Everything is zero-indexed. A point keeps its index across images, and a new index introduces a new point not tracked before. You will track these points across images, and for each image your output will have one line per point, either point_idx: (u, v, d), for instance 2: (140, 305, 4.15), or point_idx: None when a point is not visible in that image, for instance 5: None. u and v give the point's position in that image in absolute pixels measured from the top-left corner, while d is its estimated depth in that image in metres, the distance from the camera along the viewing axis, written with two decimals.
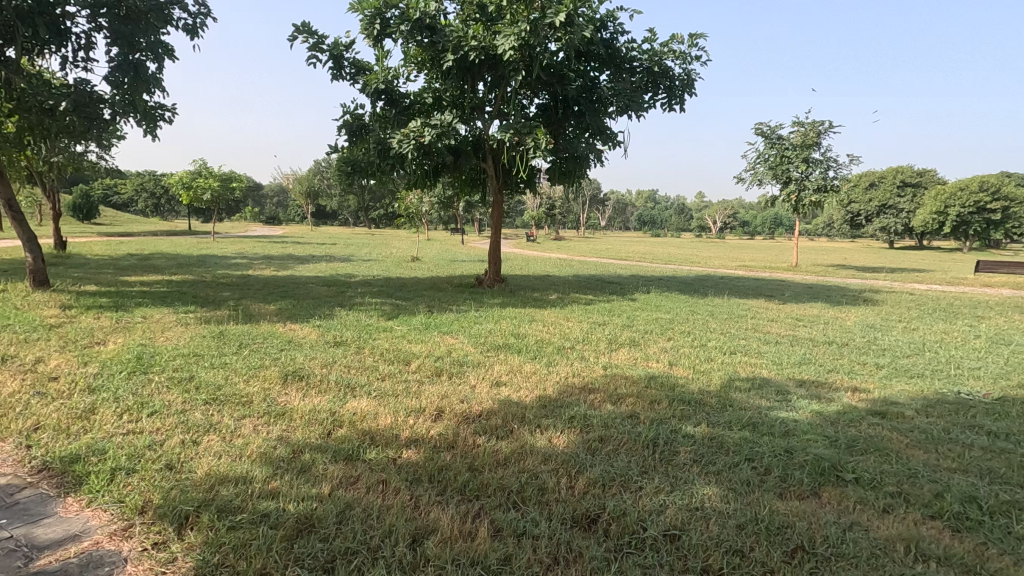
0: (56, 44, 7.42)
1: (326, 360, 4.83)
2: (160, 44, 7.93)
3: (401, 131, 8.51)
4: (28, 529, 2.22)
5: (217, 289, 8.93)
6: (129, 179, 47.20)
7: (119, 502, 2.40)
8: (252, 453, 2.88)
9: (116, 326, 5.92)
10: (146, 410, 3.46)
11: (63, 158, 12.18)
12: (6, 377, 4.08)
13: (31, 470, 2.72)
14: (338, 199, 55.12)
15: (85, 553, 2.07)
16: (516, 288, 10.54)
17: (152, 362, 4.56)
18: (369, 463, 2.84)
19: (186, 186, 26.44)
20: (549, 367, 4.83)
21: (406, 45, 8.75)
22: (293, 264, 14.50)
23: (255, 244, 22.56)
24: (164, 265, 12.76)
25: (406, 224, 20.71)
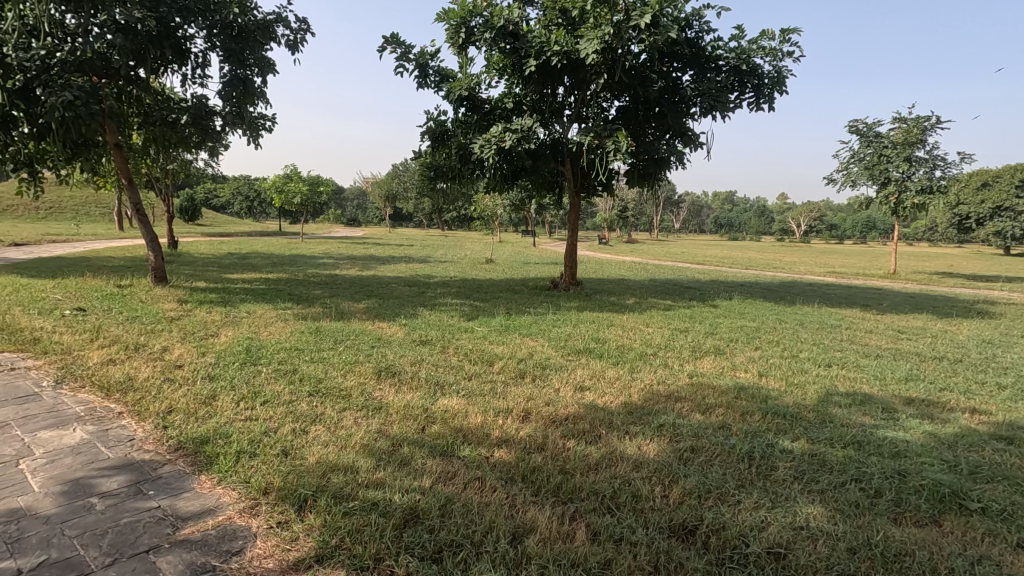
0: (178, 63, 8.22)
1: (414, 358, 5.04)
2: (266, 60, 8.60)
3: (483, 136, 8.65)
4: (172, 501, 2.50)
5: (309, 287, 9.51)
6: (228, 183, 51.08)
7: (245, 482, 2.64)
8: (356, 444, 3.08)
9: (226, 320, 6.48)
10: (260, 399, 3.76)
11: (177, 165, 13.45)
12: (139, 363, 4.58)
13: (169, 449, 3.04)
14: (415, 201, 56.90)
15: (221, 527, 2.30)
16: (592, 291, 10.51)
17: (259, 354, 4.95)
18: (464, 460, 2.95)
19: (278, 190, 28.43)
20: (632, 373, 4.78)
21: (490, 52, 8.95)
22: (375, 264, 15.17)
23: (339, 245, 23.79)
24: (261, 263, 13.77)
25: (481, 225, 21.20)
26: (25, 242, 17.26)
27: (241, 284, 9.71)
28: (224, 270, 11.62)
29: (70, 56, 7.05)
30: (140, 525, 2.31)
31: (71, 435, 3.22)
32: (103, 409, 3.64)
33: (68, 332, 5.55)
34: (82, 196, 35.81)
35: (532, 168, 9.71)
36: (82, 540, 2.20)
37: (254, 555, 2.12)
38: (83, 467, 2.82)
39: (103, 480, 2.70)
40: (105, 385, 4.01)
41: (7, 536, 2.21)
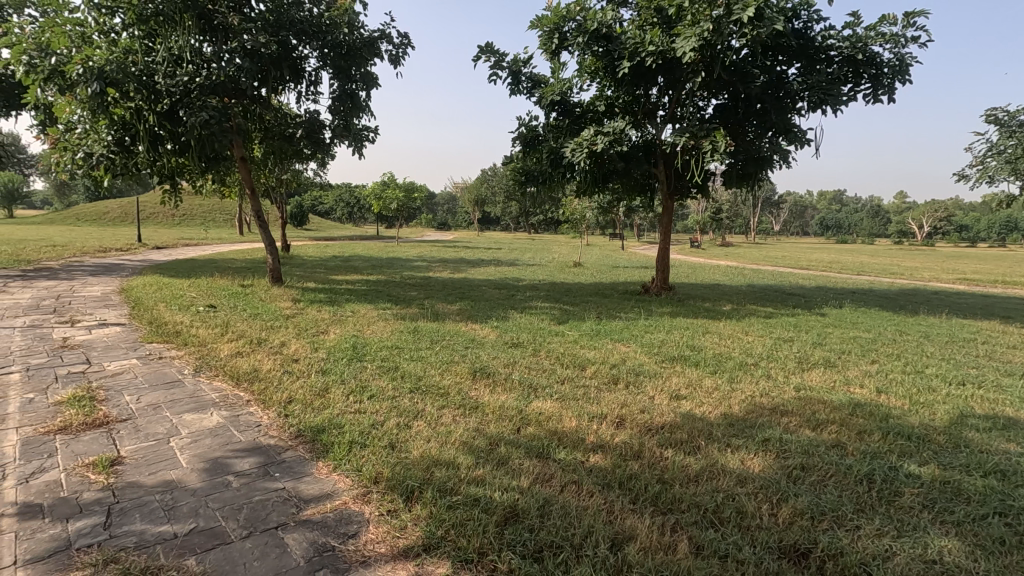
0: (294, 82, 8.98)
1: (508, 360, 5.16)
2: (371, 75, 9.18)
3: (574, 139, 8.63)
4: (295, 484, 2.75)
5: (406, 289, 10.00)
6: (332, 191, 54.76)
7: (357, 470, 2.84)
8: (455, 440, 3.20)
9: (334, 318, 6.97)
10: (367, 394, 4.02)
11: (291, 175, 14.65)
12: (263, 356, 5.06)
13: (290, 436, 3.34)
14: (502, 205, 57.84)
15: (338, 510, 2.49)
16: (685, 297, 10.15)
17: (364, 351, 5.28)
18: (561, 463, 2.97)
19: (377, 196, 30.12)
20: (732, 384, 4.57)
21: (582, 56, 8.94)
22: (466, 267, 15.61)
23: (431, 248, 24.76)
24: (362, 266, 14.65)
25: (569, 229, 21.17)
26: (166, 245, 19.58)
27: (346, 285, 10.39)
28: (330, 272, 12.50)
29: (207, 81, 7.94)
30: (269, 503, 2.56)
31: (209, 419, 3.62)
32: (234, 396, 4.07)
33: (203, 326, 6.24)
34: (210, 204, 40.04)
35: (624, 171, 9.55)
36: (223, 512, 2.48)
37: (368, 539, 2.27)
38: (221, 447, 3.17)
39: (237, 460, 3.01)
40: (235, 375, 4.47)
41: (164, 504, 2.53)
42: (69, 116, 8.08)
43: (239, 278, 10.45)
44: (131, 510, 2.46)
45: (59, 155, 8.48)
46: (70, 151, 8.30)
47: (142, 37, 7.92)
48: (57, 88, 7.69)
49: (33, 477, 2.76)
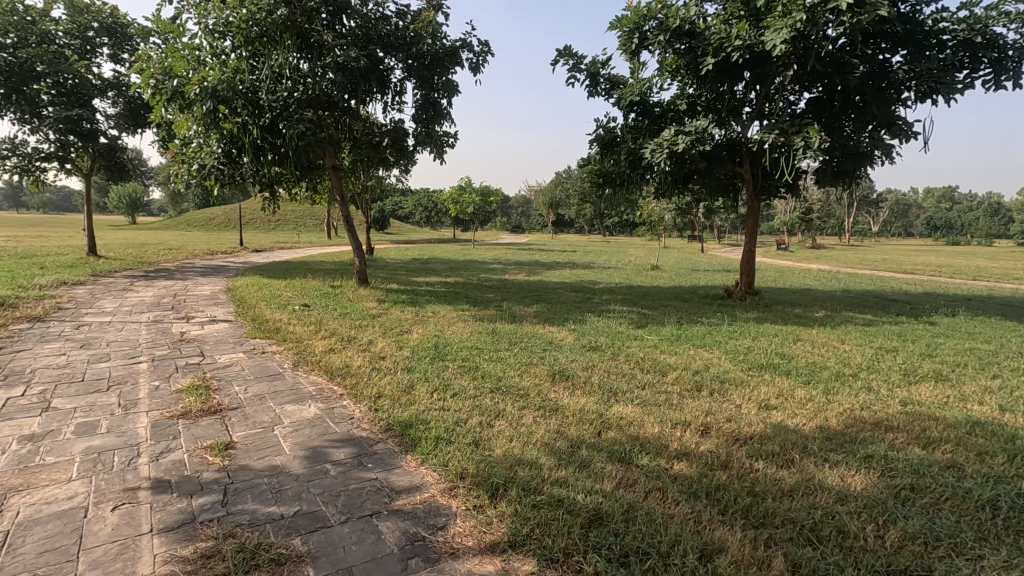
0: (381, 93, 9.44)
1: (586, 363, 5.14)
2: (452, 83, 9.48)
3: (654, 140, 8.44)
4: (386, 475, 2.89)
5: (483, 291, 10.20)
6: (411, 196, 56.78)
7: (443, 465, 2.95)
8: (537, 441, 3.24)
9: (416, 318, 7.25)
10: (450, 392, 4.15)
11: (375, 181, 15.35)
12: (353, 353, 5.36)
13: (380, 429, 3.52)
14: (577, 207, 57.45)
15: (427, 503, 2.60)
16: (772, 302, 9.64)
17: (446, 351, 5.46)
18: (644, 468, 2.93)
19: (455, 201, 30.93)
20: (827, 395, 4.29)
21: (663, 54, 8.74)
22: (541, 270, 15.68)
23: (506, 251, 25.11)
24: (441, 268, 15.10)
25: (646, 231, 20.68)
26: (264, 249, 21.17)
27: (426, 286, 10.76)
28: (411, 274, 12.99)
29: (304, 96, 8.53)
30: (363, 492, 2.71)
31: (307, 410, 3.88)
32: (329, 390, 4.34)
33: (299, 324, 6.70)
34: (301, 210, 42.84)
35: (706, 170, 9.22)
36: (323, 498, 2.66)
37: (456, 532, 2.36)
38: (319, 437, 3.39)
39: (333, 450, 3.21)
40: (329, 370, 4.77)
41: (272, 486, 2.75)
42: (186, 132, 8.93)
43: (329, 280, 11.11)
44: (244, 491, 2.70)
45: (176, 168, 9.38)
46: (186, 164, 9.16)
47: (249, 58, 8.64)
48: (177, 107, 8.54)
49: (162, 455, 3.10)
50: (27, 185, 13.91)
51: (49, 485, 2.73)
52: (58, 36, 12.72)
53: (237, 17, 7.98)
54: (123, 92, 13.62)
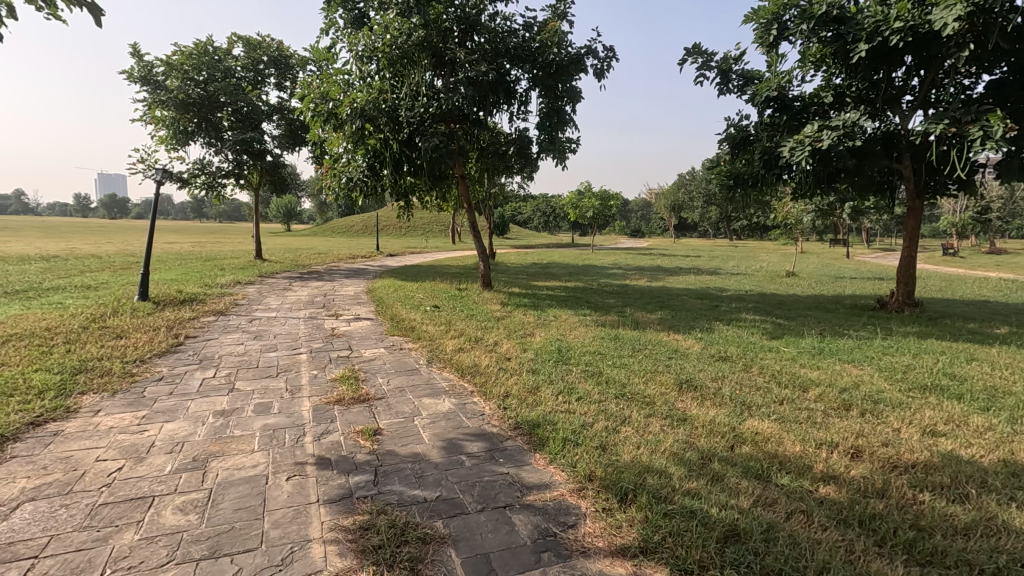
0: (507, 103, 9.79)
1: (716, 373, 4.92)
2: (576, 89, 9.57)
3: (795, 137, 7.81)
4: (517, 470, 3.02)
5: (604, 296, 10.13)
6: (531, 203, 57.80)
7: (572, 466, 3.01)
8: (665, 450, 3.18)
9: (539, 322, 7.40)
10: (574, 395, 4.20)
11: (498, 189, 15.89)
12: (481, 353, 5.64)
13: (509, 427, 3.68)
14: (701, 211, 54.57)
15: (557, 501, 2.68)
16: (938, 315, 8.45)
17: (568, 355, 5.53)
18: (784, 488, 2.76)
19: (574, 206, 30.95)
20: (1013, 425, 3.69)
21: (806, 44, 8.07)
22: (664, 276, 15.17)
23: (626, 256, 24.56)
24: (560, 273, 15.22)
25: (782, 234, 19.09)
26: (397, 253, 22.81)
27: (547, 291, 10.93)
28: (531, 279, 13.26)
29: (437, 110, 9.11)
30: (496, 484, 2.87)
31: (442, 404, 4.17)
32: (460, 387, 4.62)
33: (431, 324, 7.17)
34: (429, 218, 45.50)
35: (855, 168, 8.34)
36: (460, 486, 2.85)
37: (586, 532, 2.41)
38: (454, 430, 3.63)
39: (467, 443, 3.42)
40: (460, 368, 5.07)
41: (415, 472, 3.00)
42: (337, 149, 9.92)
43: (456, 283, 11.74)
44: (392, 473, 2.98)
45: (328, 181, 10.46)
46: (336, 177, 10.18)
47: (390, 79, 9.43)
48: (330, 127, 9.58)
49: (323, 436, 3.52)
50: (211, 198, 16.35)
51: (238, 454, 3.23)
52: (237, 70, 14.75)
53: (381, 43, 8.73)
54: (285, 115, 15.54)
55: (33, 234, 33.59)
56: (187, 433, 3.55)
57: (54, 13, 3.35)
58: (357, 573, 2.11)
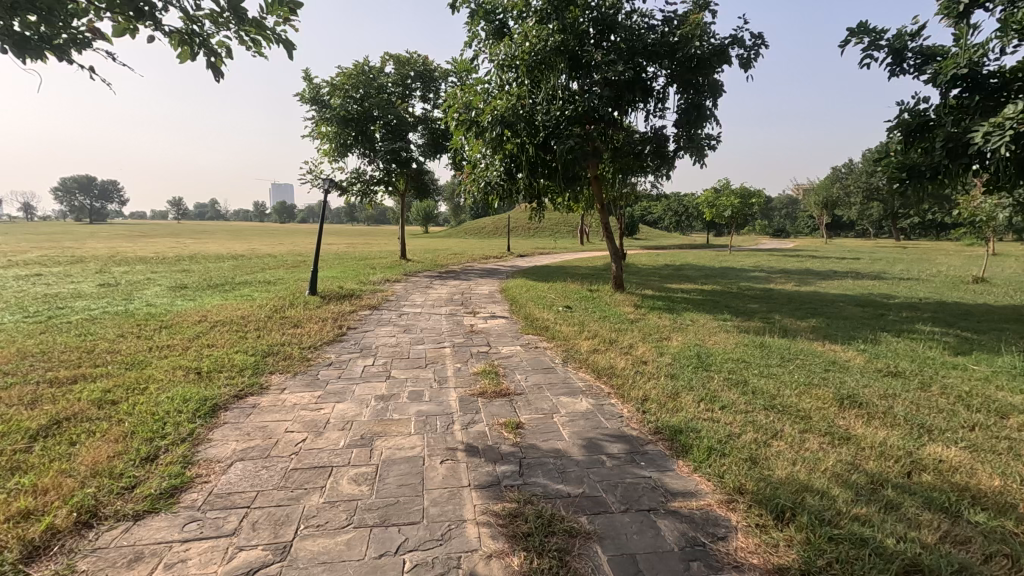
0: (644, 102, 9.56)
1: (885, 390, 4.40)
2: (718, 83, 9.09)
3: (991, 120, 6.67)
4: (660, 475, 2.98)
5: (746, 301, 9.49)
6: (662, 202, 55.75)
7: (719, 477, 2.90)
8: (826, 469, 2.93)
9: (675, 326, 7.16)
10: (718, 404, 4.02)
11: (631, 188, 15.59)
12: (616, 354, 5.61)
13: (650, 430, 3.63)
14: (861, 207, 48.59)
15: (704, 510, 2.60)
16: None
17: (710, 361, 5.29)
18: (979, 526, 2.40)
19: (711, 204, 29.34)
20: None
21: (1008, 9, 6.85)
22: (815, 280, 13.78)
23: (771, 258, 22.67)
24: (696, 275, 14.51)
25: (968, 233, 16.35)
26: (528, 254, 23.36)
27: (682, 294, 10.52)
28: (664, 281, 12.83)
29: (572, 113, 9.19)
30: (639, 487, 2.85)
31: (580, 403, 4.22)
32: (597, 387, 4.64)
33: (564, 324, 7.27)
34: (557, 219, 45.95)
35: None
36: (602, 485, 2.88)
37: (739, 546, 2.31)
38: (593, 430, 3.67)
39: (607, 443, 3.44)
40: (596, 369, 5.09)
41: (558, 467, 3.09)
42: (477, 155, 10.41)
43: (587, 283, 11.75)
44: (535, 466, 3.10)
45: (467, 186, 11.05)
46: (475, 181, 10.67)
47: (527, 85, 9.72)
48: (470, 134, 10.13)
49: (470, 425, 3.76)
50: (364, 204, 18.08)
51: (398, 435, 3.57)
52: (388, 85, 16.12)
53: (520, 51, 9.06)
54: (428, 125, 16.69)
55: (225, 237, 39.61)
56: (355, 413, 4.01)
57: (259, 52, 4.00)
58: (510, 557, 2.24)
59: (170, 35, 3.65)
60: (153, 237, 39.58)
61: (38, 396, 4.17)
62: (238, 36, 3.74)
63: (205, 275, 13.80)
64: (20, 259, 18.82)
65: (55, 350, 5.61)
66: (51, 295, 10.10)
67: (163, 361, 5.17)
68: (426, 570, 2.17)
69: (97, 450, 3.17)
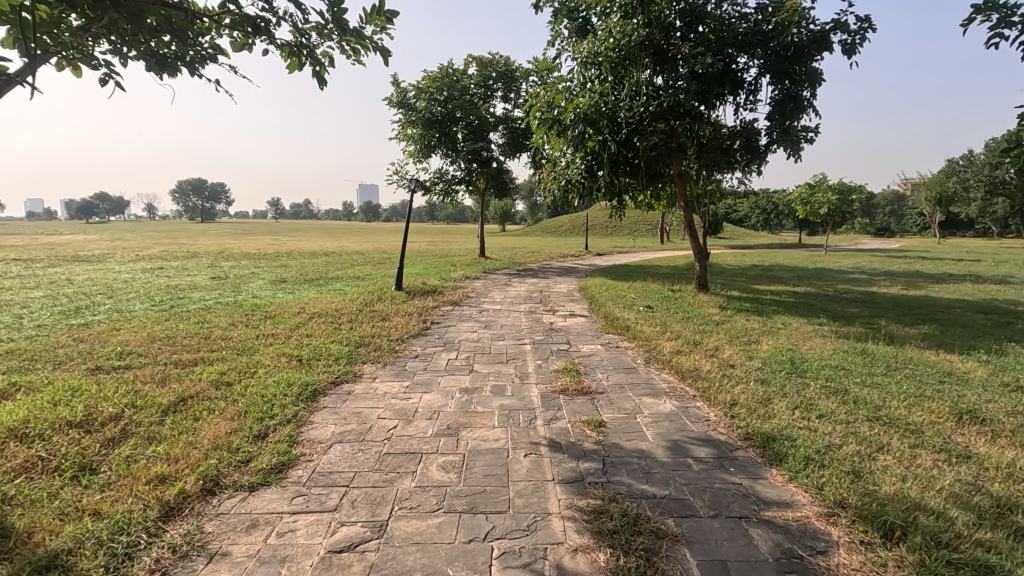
0: (733, 94, 9.14)
1: (1012, 406, 3.96)
2: (817, 72, 8.52)
3: None
4: (751, 483, 2.87)
5: (845, 305, 8.84)
6: (749, 200, 52.97)
7: (818, 488, 2.74)
8: (941, 488, 2.69)
9: (765, 329, 6.81)
10: (814, 412, 3.79)
11: (716, 186, 14.97)
12: (701, 357, 5.44)
13: (739, 436, 3.50)
14: (982, 204, 43.65)
15: (801, 522, 2.48)
16: None
17: (804, 367, 5.00)
18: None
19: (804, 202, 27.55)
20: None
21: None
22: (926, 283, 12.58)
23: (873, 259, 20.92)
24: (787, 276, 13.69)
25: None
26: (606, 253, 23.03)
27: (772, 295, 9.98)
28: (752, 282, 12.22)
29: (657, 109, 8.93)
30: (729, 493, 2.76)
31: (664, 405, 4.14)
32: (681, 389, 4.53)
33: (646, 324, 7.14)
34: (636, 217, 44.98)
35: None
36: (690, 489, 2.82)
37: (840, 562, 2.18)
38: (678, 432, 3.59)
39: (694, 447, 3.35)
40: (680, 371, 4.96)
41: (642, 467, 3.06)
42: (558, 153, 10.43)
43: (668, 283, 11.44)
44: (619, 465, 3.08)
45: (547, 185, 11.08)
46: (556, 180, 10.69)
47: (611, 81, 9.60)
48: (552, 133, 10.15)
49: (552, 421, 3.80)
50: (446, 203, 18.61)
51: (483, 427, 3.68)
52: (471, 87, 16.50)
53: (604, 47, 9.03)
54: (509, 124, 16.89)
55: (317, 235, 42.16)
56: (441, 404, 4.17)
57: (358, 60, 4.25)
58: (597, 552, 2.25)
59: (282, 48, 3.96)
60: (255, 235, 42.91)
61: (166, 375, 4.68)
62: (340, 46, 4.00)
63: (301, 270, 14.82)
64: (146, 254, 21.07)
65: (178, 336, 6.26)
66: (173, 286, 11.25)
67: (268, 348, 5.63)
68: (513, 558, 2.22)
69: (217, 426, 3.52)
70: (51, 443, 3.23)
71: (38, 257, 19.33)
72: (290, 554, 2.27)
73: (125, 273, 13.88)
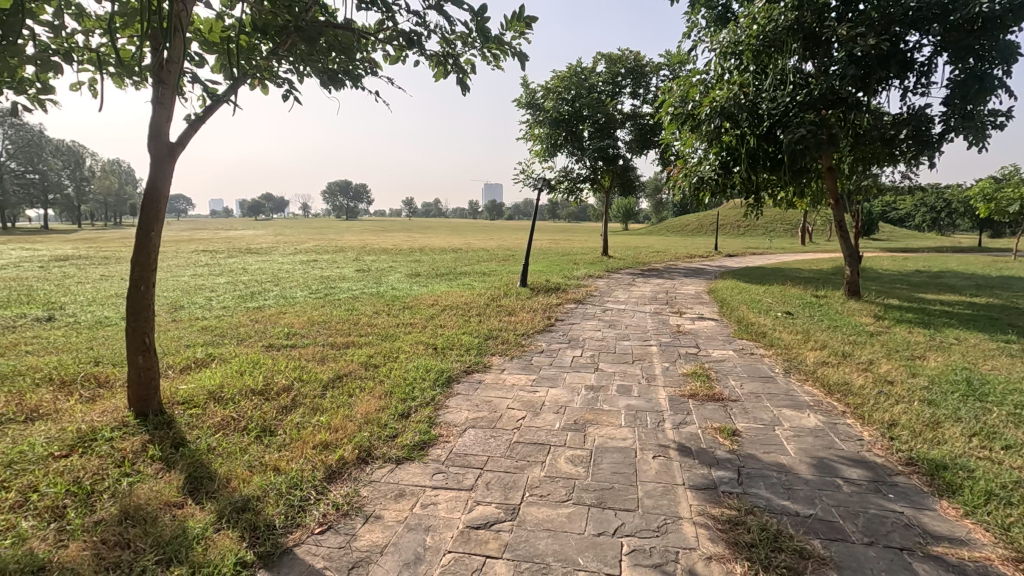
0: (900, 78, 8.10)
1: None
2: (1013, 45, 7.25)
3: None
4: (915, 513, 2.57)
5: None
6: (914, 196, 46.46)
7: (1002, 529, 2.39)
8: None
9: (934, 344, 5.98)
10: (999, 442, 3.28)
11: (873, 181, 13.37)
12: (851, 370, 4.94)
13: (900, 460, 3.13)
14: None
15: (980, 564, 2.18)
16: None
17: (985, 389, 4.33)
18: None
19: (988, 198, 23.57)
20: None
21: None
22: None
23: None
24: (963, 284, 11.83)
25: None
26: (739, 254, 21.60)
27: (941, 306, 8.72)
28: (916, 290, 10.76)
29: (807, 98, 8.17)
30: (888, 521, 2.50)
31: (808, 419, 3.84)
32: (828, 404, 4.15)
33: (785, 331, 6.62)
34: (774, 216, 41.62)
35: None
36: (839, 511, 2.59)
37: None
38: (825, 449, 3.31)
39: (844, 467, 3.07)
40: (827, 384, 4.55)
41: (783, 482, 2.87)
42: (690, 149, 10.02)
43: (811, 289, 10.47)
44: (757, 477, 2.93)
45: (677, 182, 10.69)
46: (686, 177, 10.27)
47: (753, 71, 9.00)
48: (685, 128, 9.78)
49: (682, 425, 3.70)
50: (570, 201, 18.71)
51: (610, 425, 3.69)
52: (599, 84, 16.43)
53: (747, 34, 8.52)
54: (637, 120, 16.56)
55: (446, 233, 44.59)
56: (567, 399, 4.24)
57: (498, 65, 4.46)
58: (733, 564, 2.17)
59: (431, 58, 4.29)
60: (392, 231, 46.46)
61: (325, 355, 5.29)
62: (482, 53, 4.22)
63: (433, 265, 15.78)
64: (304, 248, 23.82)
65: (332, 321, 7.03)
66: (326, 276, 12.61)
67: (408, 336, 6.11)
68: (644, 557, 2.22)
69: (368, 403, 3.92)
70: (240, 406, 3.82)
71: (222, 249, 22.75)
72: (433, 524, 2.48)
73: (288, 264, 15.85)
